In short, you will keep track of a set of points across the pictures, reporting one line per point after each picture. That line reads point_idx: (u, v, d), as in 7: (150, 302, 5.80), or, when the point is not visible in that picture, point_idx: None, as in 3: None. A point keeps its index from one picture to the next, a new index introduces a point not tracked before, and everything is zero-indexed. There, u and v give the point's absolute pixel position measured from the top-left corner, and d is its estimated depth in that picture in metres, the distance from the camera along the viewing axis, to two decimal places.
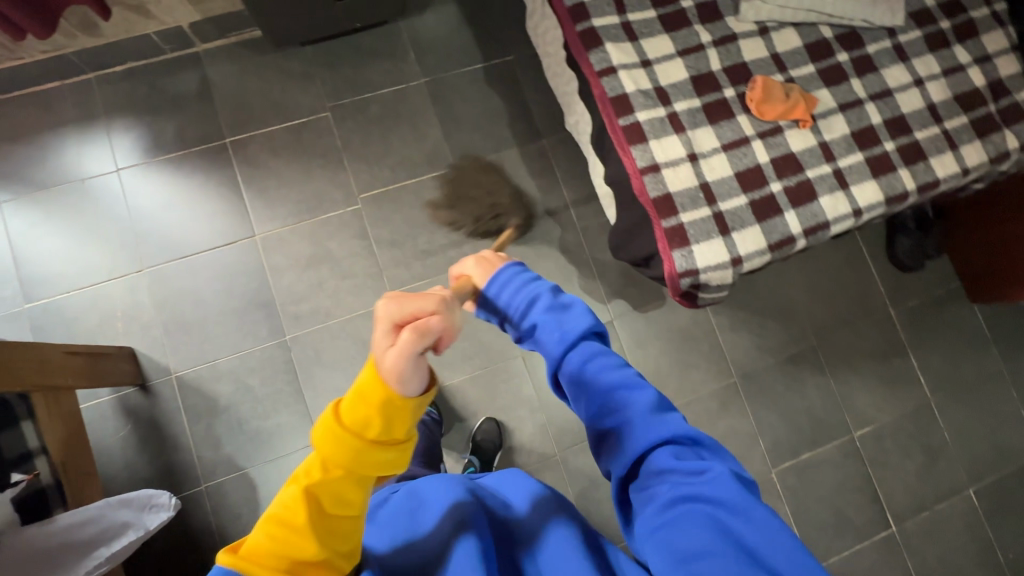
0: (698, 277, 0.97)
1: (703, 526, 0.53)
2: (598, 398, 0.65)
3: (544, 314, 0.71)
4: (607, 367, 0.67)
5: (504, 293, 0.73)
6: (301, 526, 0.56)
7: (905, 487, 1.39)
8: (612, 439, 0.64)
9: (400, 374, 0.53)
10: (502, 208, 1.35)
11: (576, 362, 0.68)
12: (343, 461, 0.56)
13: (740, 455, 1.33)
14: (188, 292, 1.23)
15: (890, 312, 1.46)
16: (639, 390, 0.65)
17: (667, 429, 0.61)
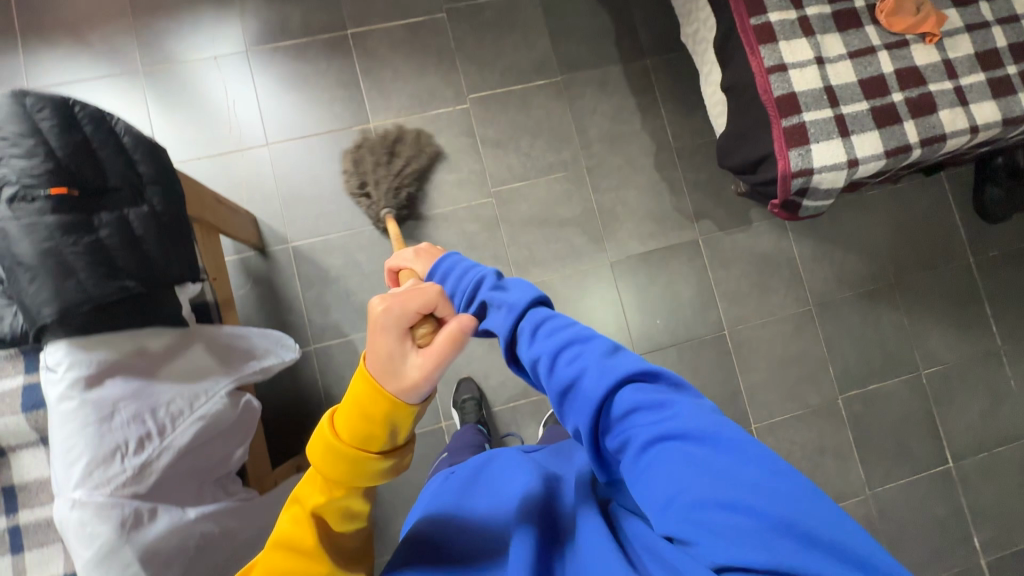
0: (812, 177, 1.02)
1: (683, 474, 0.42)
2: (551, 361, 0.53)
3: (489, 288, 0.62)
4: (558, 327, 0.55)
5: (452, 277, 0.68)
6: (308, 546, 0.56)
7: (965, 427, 1.43)
8: (567, 400, 0.52)
9: (411, 387, 0.54)
10: (603, 121, 1.40)
11: (524, 325, 0.57)
12: (339, 477, 0.56)
13: (809, 377, 1.39)
14: (306, 170, 1.31)
15: (969, 260, 1.49)
16: (587, 337, 0.53)
17: (629, 371, 0.49)
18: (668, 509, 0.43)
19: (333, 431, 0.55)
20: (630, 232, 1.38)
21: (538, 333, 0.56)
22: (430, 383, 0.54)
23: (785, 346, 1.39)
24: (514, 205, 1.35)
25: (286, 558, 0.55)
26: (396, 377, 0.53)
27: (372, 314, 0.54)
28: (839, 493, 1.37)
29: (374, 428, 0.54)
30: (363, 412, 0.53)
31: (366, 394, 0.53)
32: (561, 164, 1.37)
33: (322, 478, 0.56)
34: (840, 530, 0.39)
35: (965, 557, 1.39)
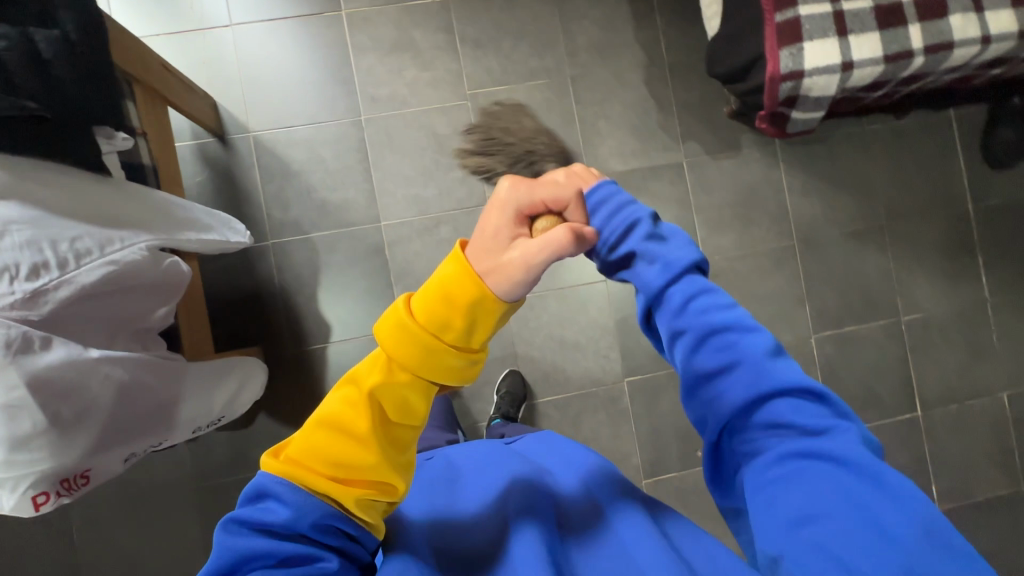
0: (802, 82, 0.94)
1: (831, 500, 0.43)
2: (696, 338, 0.52)
3: (641, 239, 0.58)
4: (714, 306, 0.53)
5: (603, 211, 0.60)
6: (362, 434, 0.50)
7: (940, 377, 1.39)
8: (708, 382, 0.51)
9: (514, 276, 0.50)
10: (593, 27, 1.30)
11: (676, 295, 0.54)
12: (408, 366, 0.51)
13: (783, 314, 1.35)
14: (272, 56, 1.23)
15: (967, 207, 1.41)
16: (750, 329, 0.52)
17: (788, 382, 0.49)
18: (797, 531, 0.43)
19: (408, 308, 0.51)
20: (612, 150, 1.30)
21: (690, 306, 0.54)
22: (530, 275, 0.50)
23: (762, 281, 1.34)
24: (489, 111, 1.27)
25: (325, 441, 0.50)
26: (495, 254, 0.50)
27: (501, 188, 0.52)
28: None
29: (455, 316, 0.50)
30: (450, 292, 0.50)
31: (462, 274, 0.50)
32: (544, 71, 1.29)
33: (390, 358, 0.51)
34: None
35: None
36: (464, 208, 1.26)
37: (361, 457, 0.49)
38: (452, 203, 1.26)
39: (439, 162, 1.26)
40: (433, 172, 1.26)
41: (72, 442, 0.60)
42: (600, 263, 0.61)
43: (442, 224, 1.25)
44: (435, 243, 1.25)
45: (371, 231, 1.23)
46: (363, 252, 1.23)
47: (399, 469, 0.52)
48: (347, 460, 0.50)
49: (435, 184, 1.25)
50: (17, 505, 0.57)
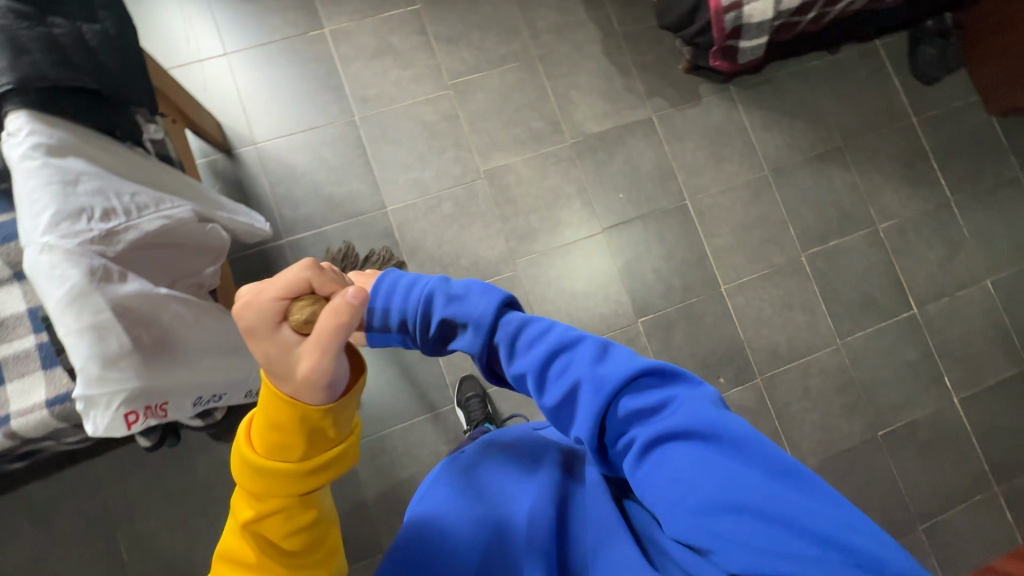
0: (742, 11, 1.10)
1: (691, 471, 0.46)
2: (541, 375, 0.55)
3: (445, 305, 0.58)
4: (538, 333, 0.57)
5: (393, 299, 0.59)
6: (253, 561, 0.52)
7: (926, 274, 1.49)
8: (564, 415, 0.54)
9: (310, 376, 0.46)
10: (549, 13, 1.45)
11: (500, 343, 0.56)
12: (267, 487, 0.52)
13: (770, 238, 1.45)
14: (266, 77, 1.34)
15: (911, 120, 1.56)
16: (575, 343, 0.56)
17: (629, 379, 0.51)
18: (678, 506, 0.46)
19: (249, 441, 0.52)
20: (585, 114, 1.43)
21: (518, 347, 0.56)
22: (324, 373, 0.47)
23: (745, 211, 1.45)
24: (470, 96, 1.39)
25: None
26: (279, 368, 0.47)
27: (236, 307, 0.47)
28: (811, 346, 1.42)
29: (288, 434, 0.50)
30: (268, 419, 0.50)
31: (267, 399, 0.49)
32: (513, 55, 1.42)
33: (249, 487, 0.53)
34: (843, 524, 0.42)
35: (937, 397, 1.44)
36: (462, 184, 1.35)
37: None
38: (450, 181, 1.35)
39: (432, 147, 1.36)
40: (428, 157, 1.36)
41: (153, 367, 0.65)
42: (424, 346, 0.61)
43: (443, 201, 1.34)
44: (440, 218, 1.34)
45: (379, 216, 1.31)
46: (374, 236, 1.31)
47: (307, 569, 0.55)
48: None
49: (431, 166, 1.35)
50: (111, 423, 0.61)
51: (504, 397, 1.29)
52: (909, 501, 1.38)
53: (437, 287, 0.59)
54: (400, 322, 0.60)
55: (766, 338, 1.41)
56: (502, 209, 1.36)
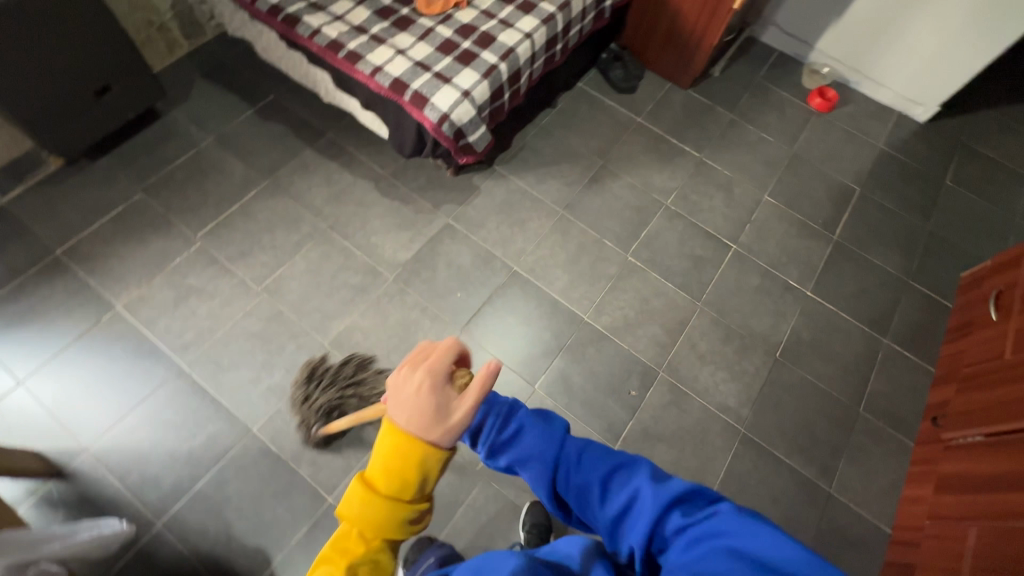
0: (452, 118, 1.29)
1: (718, 561, 0.50)
2: (598, 491, 0.68)
3: (527, 422, 0.78)
4: (600, 457, 0.71)
5: (480, 407, 0.81)
6: None
7: (723, 217, 1.74)
8: (621, 523, 0.64)
9: (450, 429, 0.58)
10: (320, 190, 1.60)
11: (567, 457, 0.73)
12: (378, 527, 0.58)
13: (596, 257, 1.61)
14: (73, 379, 1.29)
15: (638, 120, 1.89)
16: (635, 464, 0.68)
17: (672, 494, 0.60)
18: None
19: (369, 486, 0.59)
20: (394, 248, 1.54)
21: (583, 461, 0.71)
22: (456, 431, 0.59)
23: (564, 249, 1.61)
24: (285, 288, 1.45)
25: None
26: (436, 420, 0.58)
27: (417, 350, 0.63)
28: (681, 320, 1.54)
29: (412, 478, 0.58)
30: (404, 456, 0.58)
31: (411, 439, 0.58)
32: (306, 237, 1.52)
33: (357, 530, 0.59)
34: None
35: (797, 299, 1.62)
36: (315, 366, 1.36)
37: None
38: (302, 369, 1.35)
39: (271, 350, 1.36)
40: (272, 361, 1.35)
41: None
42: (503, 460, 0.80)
43: None
44: None
45: (248, 442, 1.26)
46: (252, 464, 1.24)
47: None
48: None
49: (278, 368, 1.35)
50: None
51: (457, 536, 1.22)
52: (838, 394, 1.48)
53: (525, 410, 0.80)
54: (493, 415, 0.79)
55: (645, 336, 1.51)
56: None
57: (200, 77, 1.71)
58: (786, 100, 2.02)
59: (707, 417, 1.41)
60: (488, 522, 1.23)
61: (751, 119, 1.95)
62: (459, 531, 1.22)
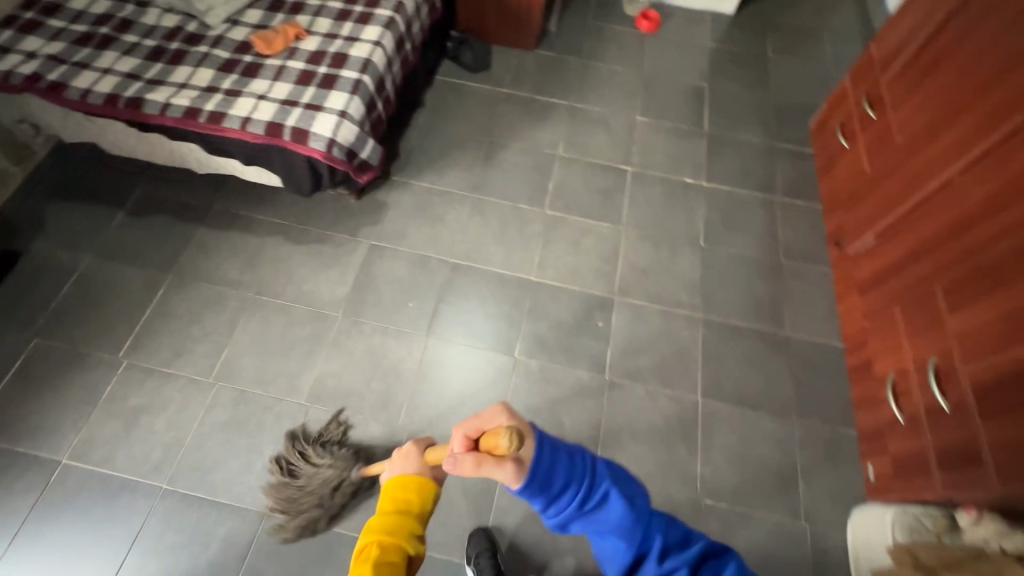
0: (339, 141, 1.31)
1: None
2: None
3: (593, 496, 0.68)
4: (687, 545, 0.68)
5: (557, 469, 0.68)
6: None
7: (610, 148, 1.89)
8: None
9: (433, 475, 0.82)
10: (231, 261, 1.53)
11: (649, 544, 0.67)
12: (395, 535, 0.74)
13: (519, 222, 1.69)
14: (45, 554, 1.15)
15: (504, 91, 1.99)
16: (720, 556, 0.68)
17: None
18: None
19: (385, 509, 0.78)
20: (330, 288, 1.52)
21: (667, 551, 0.67)
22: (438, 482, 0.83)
23: (488, 226, 1.67)
24: (238, 368, 1.39)
25: None
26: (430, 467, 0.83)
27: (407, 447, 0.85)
28: (614, 246, 1.67)
29: (411, 503, 0.78)
30: (403, 485, 0.79)
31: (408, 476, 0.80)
32: (237, 312, 1.46)
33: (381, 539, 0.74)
34: None
35: (698, 192, 1.80)
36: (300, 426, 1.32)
37: None
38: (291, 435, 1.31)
39: (250, 431, 1.31)
40: (256, 440, 1.30)
41: None
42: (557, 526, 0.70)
43: None
44: None
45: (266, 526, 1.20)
46: (280, 545, 1.19)
47: None
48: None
49: (266, 443, 1.29)
50: None
51: (505, 514, 1.26)
52: (762, 254, 1.68)
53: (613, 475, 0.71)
54: (576, 484, 0.68)
55: (589, 272, 1.61)
56: (350, 406, 1.36)
57: (49, 199, 1.56)
58: (620, 31, 2.21)
59: (669, 317, 1.55)
60: None
61: (599, 57, 2.12)
62: (504, 509, 1.27)
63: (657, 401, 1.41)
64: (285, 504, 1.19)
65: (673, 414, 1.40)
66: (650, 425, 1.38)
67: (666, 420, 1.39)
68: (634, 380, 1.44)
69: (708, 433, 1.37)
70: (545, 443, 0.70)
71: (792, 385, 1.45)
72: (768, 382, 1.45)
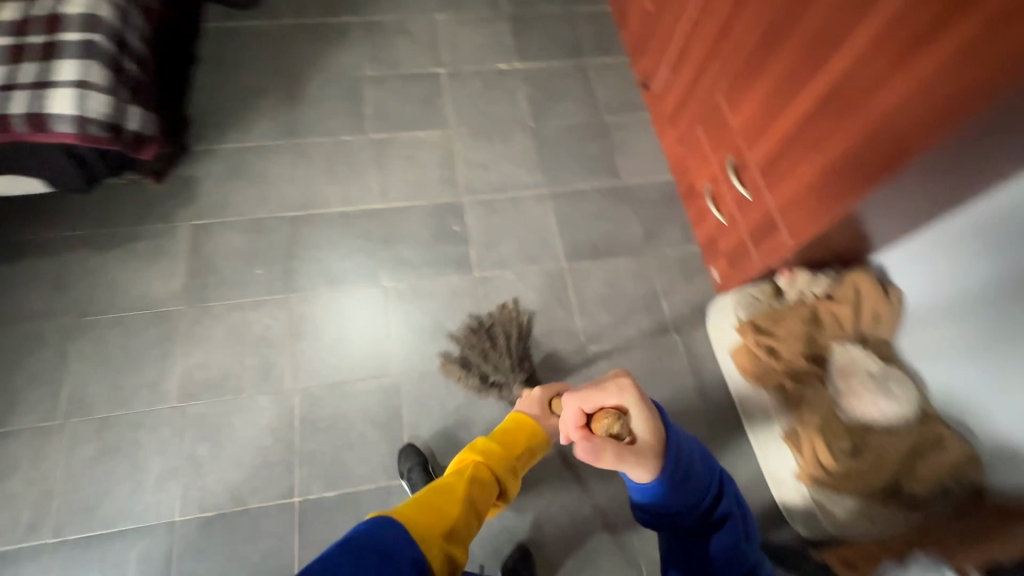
0: (92, 117, 1.14)
1: None
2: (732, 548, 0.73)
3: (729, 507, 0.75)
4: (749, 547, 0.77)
5: (686, 465, 0.71)
6: (457, 493, 0.78)
7: (418, 54, 1.81)
8: None
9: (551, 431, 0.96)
10: (32, 292, 1.34)
11: (717, 538, 0.73)
12: (489, 464, 0.85)
13: (347, 155, 1.62)
14: None
15: (286, 22, 1.81)
16: (758, 556, 0.79)
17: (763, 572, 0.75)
18: None
19: (482, 441, 0.89)
20: (163, 283, 1.39)
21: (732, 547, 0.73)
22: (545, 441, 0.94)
23: (316, 169, 1.58)
24: (88, 398, 1.26)
25: (432, 499, 0.76)
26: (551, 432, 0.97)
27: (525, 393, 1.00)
28: (449, 151, 1.65)
29: (512, 450, 0.89)
30: (507, 429, 0.91)
31: (519, 420, 0.93)
32: (63, 342, 1.30)
33: (479, 462, 0.85)
34: None
35: (515, 74, 1.80)
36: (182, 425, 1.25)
37: (452, 508, 0.76)
38: (174, 440, 1.23)
39: (127, 452, 1.21)
40: (138, 459, 1.21)
41: None
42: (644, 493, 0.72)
43: (192, 451, 1.22)
44: (211, 458, 1.22)
45: (180, 531, 1.16)
46: (203, 542, 1.16)
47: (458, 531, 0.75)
48: (449, 511, 0.76)
49: (150, 457, 1.21)
50: None
51: (417, 426, 1.29)
52: (587, 117, 1.75)
53: (720, 478, 0.75)
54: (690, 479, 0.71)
55: (432, 182, 1.60)
56: (229, 390, 1.29)
57: None
58: None
59: (519, 201, 1.60)
60: (430, 398, 1.32)
61: None
62: (415, 422, 1.30)
63: (528, 279, 1.49)
64: (469, 380, 1.27)
65: (544, 285, 1.48)
66: (527, 302, 1.46)
67: (541, 293, 1.47)
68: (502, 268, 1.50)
69: (579, 291, 1.48)
70: (675, 437, 0.72)
71: (638, 225, 1.59)
72: (618, 229, 1.58)
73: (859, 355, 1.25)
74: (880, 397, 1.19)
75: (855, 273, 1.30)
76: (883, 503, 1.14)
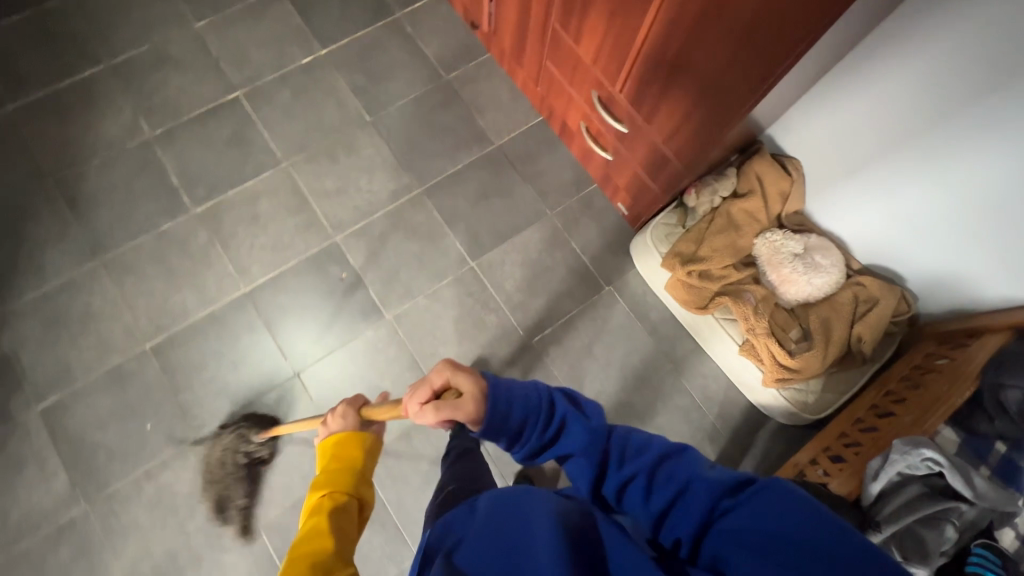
0: None
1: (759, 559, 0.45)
2: (646, 486, 0.59)
3: (566, 406, 0.67)
4: (674, 467, 0.59)
5: (512, 398, 0.67)
6: (325, 529, 0.68)
7: (198, 84, 1.45)
8: (668, 518, 0.56)
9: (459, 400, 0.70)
10: None
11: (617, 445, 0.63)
12: (348, 468, 0.77)
13: (179, 246, 1.33)
14: None
15: (8, 108, 1.37)
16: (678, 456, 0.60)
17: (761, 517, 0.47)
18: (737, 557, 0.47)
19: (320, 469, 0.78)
20: (44, 492, 1.16)
21: (629, 454, 0.62)
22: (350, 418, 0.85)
23: (151, 278, 1.31)
24: None
25: (297, 551, 0.66)
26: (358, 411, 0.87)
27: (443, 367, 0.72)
28: (293, 190, 1.40)
29: (361, 459, 0.78)
30: (340, 448, 0.78)
31: (336, 443, 0.79)
32: None
33: (329, 494, 0.73)
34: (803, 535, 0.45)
35: (324, 66, 1.50)
36: None
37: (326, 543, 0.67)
38: None
39: None
40: None
41: None
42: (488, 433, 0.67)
43: None
44: None
45: None
46: None
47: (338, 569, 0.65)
48: (322, 549, 0.66)
49: None
50: None
51: (401, 500, 1.21)
52: (426, 85, 1.51)
53: (545, 402, 0.68)
54: (525, 413, 0.67)
55: (292, 235, 1.37)
56: (186, 565, 1.15)
57: None
58: None
59: (396, 215, 1.40)
60: (399, 468, 1.22)
61: None
62: (398, 498, 1.22)
63: (443, 297, 1.36)
64: None
65: (462, 295, 1.36)
66: (454, 320, 1.34)
67: (462, 305, 1.35)
68: (410, 298, 1.35)
69: (498, 284, 1.38)
70: (496, 382, 0.68)
71: (528, 186, 1.45)
72: (511, 201, 1.44)
73: (781, 238, 1.25)
74: (810, 275, 1.21)
75: (753, 160, 1.26)
76: (841, 371, 1.20)
